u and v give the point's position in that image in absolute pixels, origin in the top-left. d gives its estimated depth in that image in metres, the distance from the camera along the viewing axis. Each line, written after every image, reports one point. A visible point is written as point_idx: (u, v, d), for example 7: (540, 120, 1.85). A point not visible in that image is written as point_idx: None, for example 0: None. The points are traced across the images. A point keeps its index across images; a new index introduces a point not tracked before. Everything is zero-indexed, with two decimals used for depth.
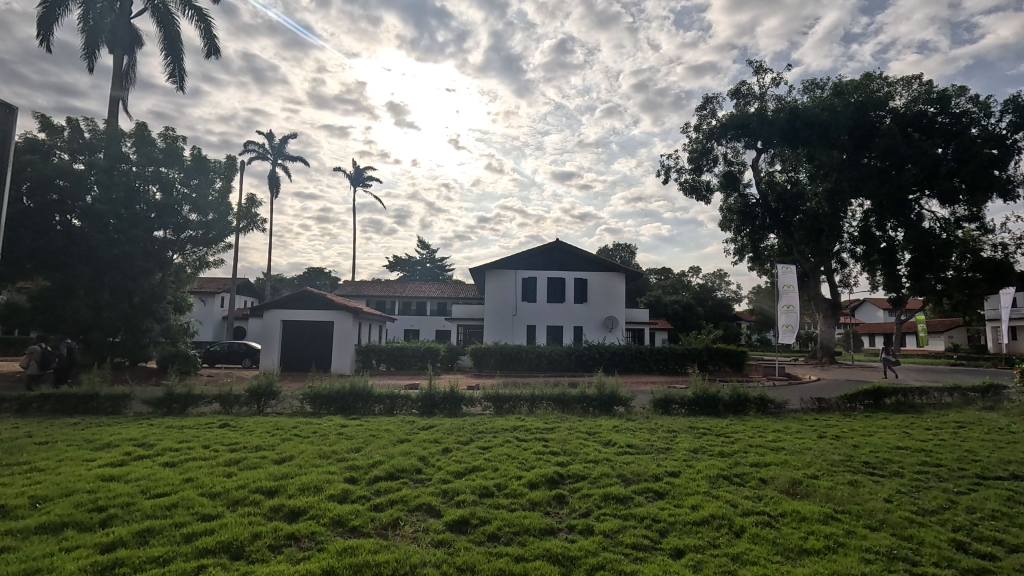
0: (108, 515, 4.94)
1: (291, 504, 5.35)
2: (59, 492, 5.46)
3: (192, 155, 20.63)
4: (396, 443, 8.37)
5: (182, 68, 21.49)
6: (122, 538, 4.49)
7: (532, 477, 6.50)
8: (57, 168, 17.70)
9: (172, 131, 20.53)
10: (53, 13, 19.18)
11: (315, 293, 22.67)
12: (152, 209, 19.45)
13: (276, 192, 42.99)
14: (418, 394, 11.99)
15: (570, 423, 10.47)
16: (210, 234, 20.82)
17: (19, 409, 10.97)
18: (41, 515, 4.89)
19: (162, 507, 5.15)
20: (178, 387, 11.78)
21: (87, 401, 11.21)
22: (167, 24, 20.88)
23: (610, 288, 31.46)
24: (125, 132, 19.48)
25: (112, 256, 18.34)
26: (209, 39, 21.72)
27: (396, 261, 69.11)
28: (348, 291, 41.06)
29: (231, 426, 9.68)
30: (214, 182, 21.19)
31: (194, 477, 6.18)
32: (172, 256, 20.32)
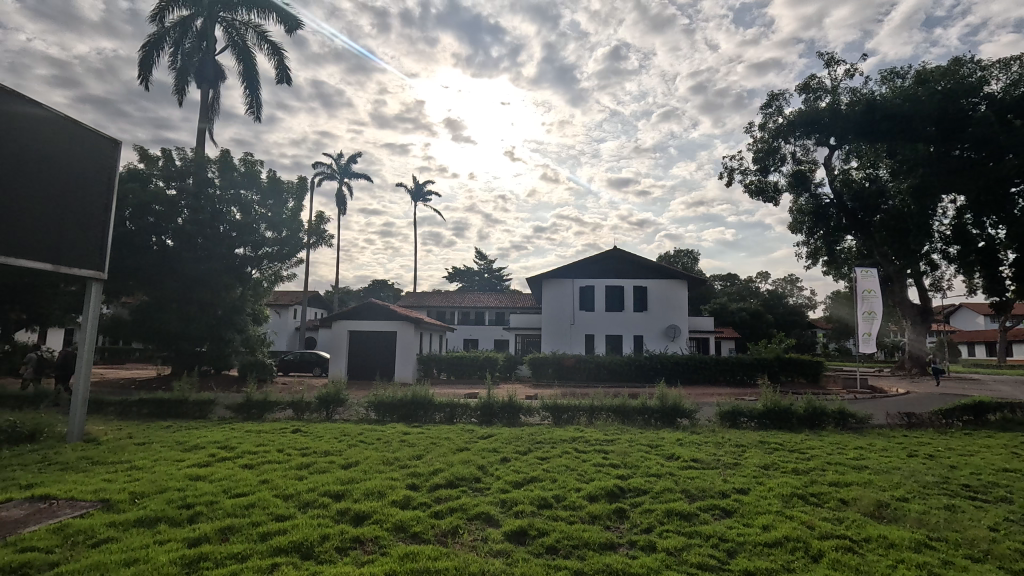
0: (195, 512, 5.35)
1: (356, 508, 5.57)
2: (154, 489, 5.99)
3: (269, 177, 22.16)
4: (456, 451, 8.54)
5: (258, 98, 23.27)
6: (207, 533, 4.85)
7: (591, 490, 6.37)
8: (153, 194, 19.58)
9: (251, 155, 22.21)
10: (151, 57, 21.43)
11: (379, 304, 23.64)
12: (232, 228, 21.01)
13: (344, 210, 45.38)
14: (477, 403, 12.15)
15: (631, 435, 10.20)
16: (283, 250, 22.22)
17: (121, 412, 12.16)
18: (140, 509, 5.38)
19: (241, 506, 5.53)
20: (256, 394, 12.64)
21: (177, 406, 12.22)
22: (245, 58, 22.69)
23: (671, 295, 30.53)
24: (210, 159, 21.30)
25: (199, 272, 19.95)
26: (280, 70, 23.39)
27: (455, 272, 70.49)
28: (409, 303, 42.42)
29: (302, 431, 10.25)
30: (287, 203, 22.65)
31: (269, 478, 6.59)
32: (251, 271, 21.83)
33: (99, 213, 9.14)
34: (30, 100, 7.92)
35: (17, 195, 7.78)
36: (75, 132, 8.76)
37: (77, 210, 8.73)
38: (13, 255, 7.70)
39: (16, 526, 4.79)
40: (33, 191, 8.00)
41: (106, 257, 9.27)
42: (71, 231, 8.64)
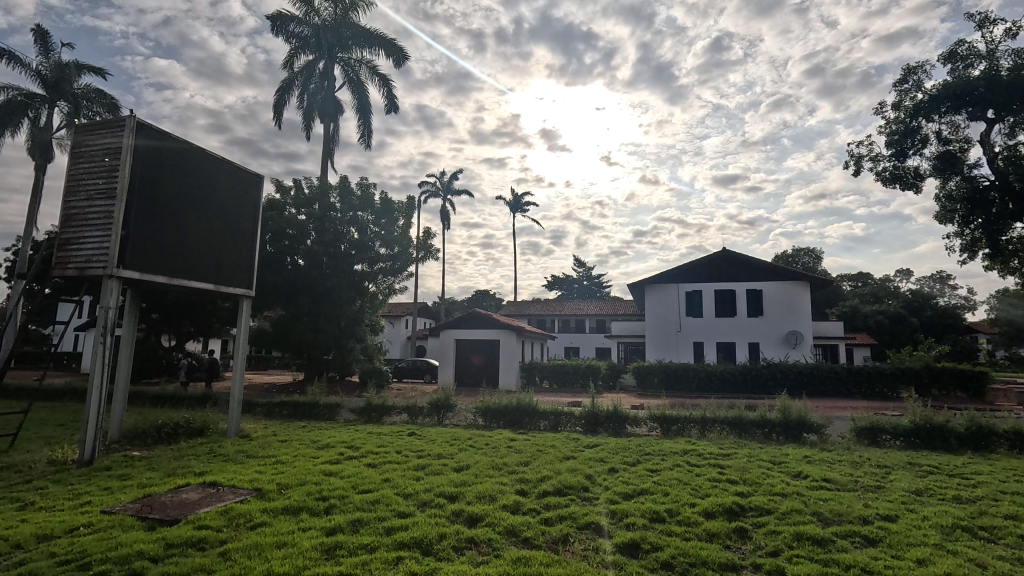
0: (330, 505, 5.93)
1: (470, 510, 5.81)
2: (295, 482, 6.73)
3: (381, 199, 24.04)
4: (562, 459, 8.55)
5: (370, 127, 25.44)
6: (341, 524, 5.35)
7: (707, 506, 6.03)
8: (287, 220, 22.14)
9: (366, 180, 24.27)
10: (283, 100, 24.37)
11: (483, 314, 24.48)
12: (352, 247, 23.02)
13: (447, 225, 47.74)
14: (581, 411, 12.07)
15: (750, 450, 9.49)
16: (395, 265, 23.95)
17: (267, 412, 13.85)
18: (286, 499, 6.08)
19: (369, 502, 6.03)
20: (375, 399, 13.69)
21: (310, 408, 13.63)
22: (359, 92, 24.96)
23: (791, 299, 27.96)
24: (332, 186, 23.63)
25: (326, 287, 22.13)
26: (388, 100, 25.39)
27: (555, 280, 70.76)
28: (511, 312, 43.34)
29: (416, 434, 10.92)
30: (397, 221, 24.40)
31: (391, 477, 7.11)
32: (368, 285, 23.78)
33: (248, 238, 10.57)
34: (193, 146, 9.41)
35: (187, 227, 9.26)
36: (229, 170, 10.23)
37: (231, 237, 10.17)
38: (183, 277, 9.17)
39: (194, 506, 5.65)
40: (198, 222, 9.47)
41: (253, 275, 10.70)
42: (228, 255, 10.08)
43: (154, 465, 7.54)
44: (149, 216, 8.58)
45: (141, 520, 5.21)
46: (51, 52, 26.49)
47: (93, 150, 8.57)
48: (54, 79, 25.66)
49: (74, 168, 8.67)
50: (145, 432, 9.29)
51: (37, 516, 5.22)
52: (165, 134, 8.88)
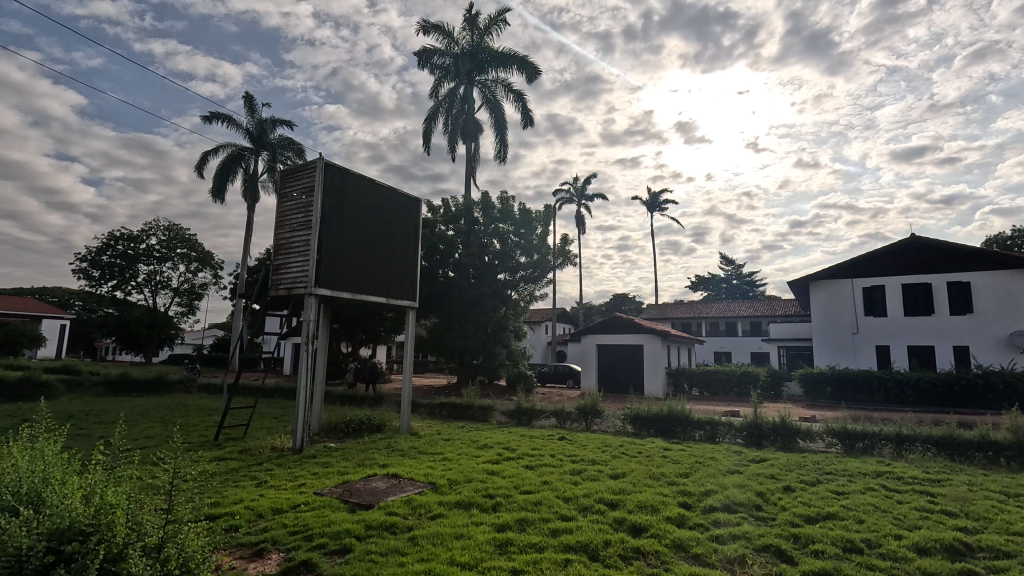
0: (496, 503, 6.27)
1: (633, 519, 5.72)
2: (463, 478, 7.26)
3: (520, 209, 24.97)
4: (726, 473, 7.97)
5: (507, 142, 26.65)
6: (509, 522, 5.64)
7: (919, 540, 5.13)
8: (438, 236, 24.12)
9: (505, 193, 25.45)
10: (430, 126, 26.71)
11: (625, 318, 23.95)
12: (494, 257, 24.23)
13: (583, 230, 47.79)
14: (742, 422, 11.13)
15: (968, 476, 7.86)
16: (536, 272, 24.66)
17: (430, 412, 15.18)
18: (457, 493, 6.58)
19: (532, 503, 6.26)
20: (525, 402, 14.17)
21: (467, 410, 14.60)
22: (496, 110, 26.34)
23: (1014, 292, 22.60)
24: (475, 202, 25.24)
25: (473, 296, 23.64)
26: (523, 114, 26.34)
27: (699, 280, 66.49)
28: (653, 315, 41.74)
29: (567, 439, 11.06)
30: (536, 229, 25.13)
31: (549, 480, 7.29)
32: (511, 293, 24.82)
33: (410, 255, 11.74)
34: (365, 177, 10.78)
35: (363, 249, 10.62)
36: (394, 195, 11.49)
37: (397, 255, 11.39)
38: (362, 292, 10.52)
39: (383, 493, 6.39)
40: (371, 244, 10.80)
41: (416, 287, 11.84)
42: (395, 271, 11.31)
43: (347, 456, 8.71)
44: (335, 242, 10.02)
45: (345, 502, 6.03)
46: (255, 112, 32.53)
47: (294, 190, 10.30)
48: (258, 134, 31.44)
49: (280, 207, 10.47)
50: (338, 426, 10.83)
51: (270, 492, 6.36)
52: (345, 170, 10.31)
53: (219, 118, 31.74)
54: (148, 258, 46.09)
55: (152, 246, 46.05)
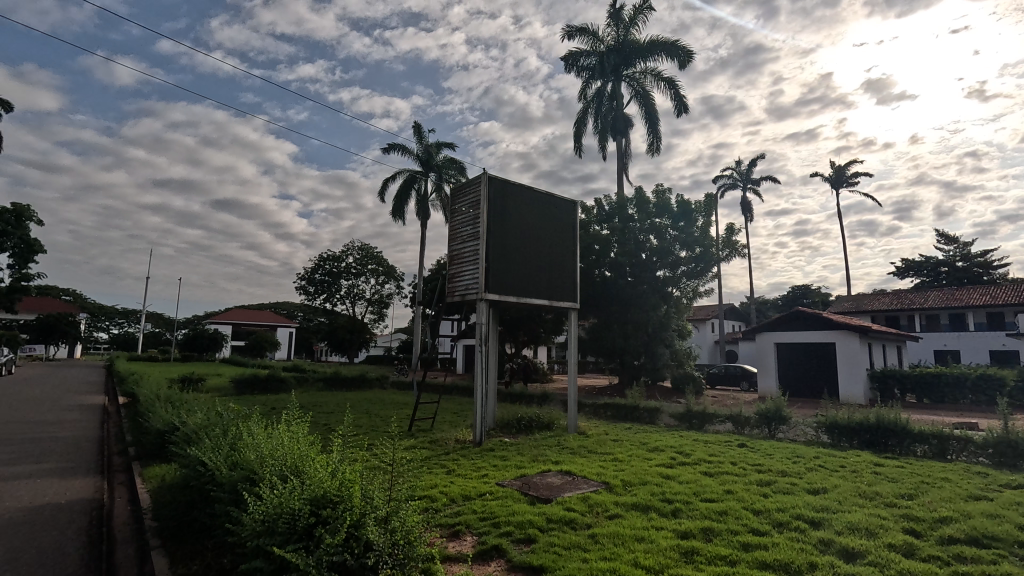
0: (676, 508, 5.98)
1: (842, 542, 5.00)
2: (637, 480, 7.08)
3: (678, 201, 23.68)
4: (968, 499, 6.48)
5: (660, 132, 25.53)
6: (692, 530, 5.34)
7: None
8: (593, 237, 24.09)
9: (661, 186, 24.39)
10: (581, 128, 26.87)
11: (809, 313, 21.10)
12: (653, 253, 23.35)
13: (751, 217, 43.45)
14: (986, 437, 8.97)
15: None
16: (699, 267, 23.10)
17: (594, 413, 15.21)
18: (633, 495, 6.44)
19: (716, 512, 5.86)
20: (695, 405, 13.34)
21: (632, 411, 14.24)
22: (646, 101, 25.47)
23: None
24: (629, 198, 24.70)
25: (632, 295, 23.11)
26: (676, 100, 24.99)
27: (906, 265, 55.53)
28: (845, 308, 36.05)
29: (748, 446, 10.11)
30: (697, 221, 23.59)
31: (733, 490, 6.74)
32: (672, 290, 23.65)
33: (569, 258, 11.93)
34: (526, 187, 11.30)
35: (525, 254, 11.11)
36: (552, 201, 11.82)
37: (556, 258, 11.68)
38: (526, 295, 11.01)
39: (560, 489, 6.56)
40: (532, 249, 11.25)
41: (577, 289, 11.96)
42: (556, 273, 11.61)
43: (522, 451, 9.16)
44: (500, 249, 10.66)
45: (525, 495, 6.34)
46: (423, 139, 36.36)
47: (462, 205, 11.23)
48: (426, 158, 35.09)
49: (452, 220, 11.49)
50: (510, 423, 11.48)
51: (458, 480, 6.98)
52: (506, 181, 10.93)
53: (395, 148, 36.19)
54: (348, 274, 54.53)
55: (350, 263, 54.37)
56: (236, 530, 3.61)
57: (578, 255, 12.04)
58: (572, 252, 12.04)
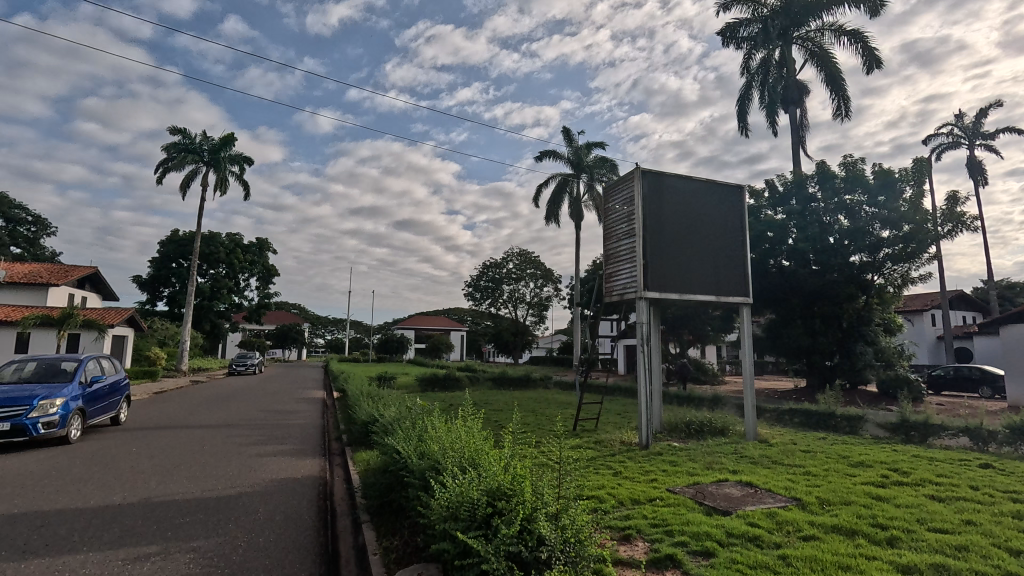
0: (892, 536, 4.99)
1: None
2: (837, 499, 6.11)
3: (875, 172, 19.98)
4: None
5: (846, 95, 21.96)
6: (917, 564, 4.39)
7: None
8: (766, 223, 21.64)
9: (851, 157, 20.90)
10: (744, 106, 24.48)
11: None
12: (844, 236, 20.07)
13: (985, 180, 34.72)
14: None
15: None
16: (909, 248, 19.10)
17: (778, 419, 13.61)
18: (832, 515, 5.55)
19: (951, 546, 4.75)
20: (913, 415, 11.07)
21: (827, 419, 12.37)
22: (825, 62, 22.18)
23: None
24: (808, 175, 21.74)
25: (819, 286, 20.09)
26: (865, 54, 21.24)
27: None
28: None
29: (996, 468, 8.03)
30: (903, 193, 19.61)
31: (976, 521, 5.40)
32: (871, 277, 20.01)
33: (737, 247, 10.90)
34: (683, 176, 10.67)
35: (686, 248, 10.47)
36: (714, 188, 10.96)
37: (723, 249, 10.76)
38: (690, 291, 10.37)
39: (740, 502, 5.99)
40: (694, 242, 10.55)
41: (748, 283, 10.84)
42: (722, 266, 10.70)
43: (693, 457, 8.63)
44: (659, 245, 10.22)
45: (700, 504, 5.93)
46: (574, 141, 36.74)
47: (616, 203, 11.04)
48: (577, 160, 35.40)
49: (607, 219, 11.37)
50: (679, 426, 10.91)
51: (626, 483, 6.84)
52: (661, 173, 10.45)
53: (547, 154, 37.24)
54: (509, 280, 57.61)
55: (511, 269, 57.37)
56: (426, 514, 4.03)
57: (748, 244, 10.93)
58: (741, 241, 10.99)
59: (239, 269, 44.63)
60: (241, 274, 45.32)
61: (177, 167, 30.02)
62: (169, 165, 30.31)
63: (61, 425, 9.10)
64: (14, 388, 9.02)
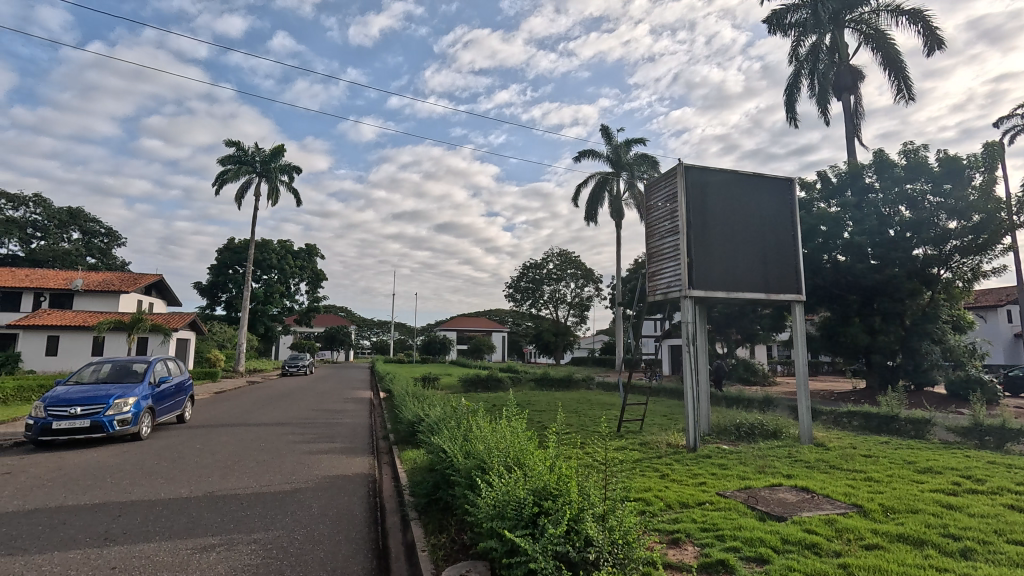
0: (966, 547, 4.66)
1: None
2: (904, 507, 5.75)
3: (940, 159, 18.75)
4: None
5: (907, 78, 20.71)
6: None
7: None
8: (819, 216, 20.68)
9: (912, 144, 19.74)
10: (793, 95, 23.49)
11: None
12: (906, 228, 18.92)
13: None
14: None
15: None
16: (980, 239, 17.74)
17: (835, 421, 12.97)
18: (897, 524, 5.23)
19: None
20: (988, 418, 10.31)
21: (889, 422, 11.67)
22: (882, 45, 21.04)
23: None
24: (865, 165, 20.67)
25: (878, 282, 18.94)
26: (926, 33, 19.98)
27: None
28: None
29: None
30: (973, 180, 18.32)
31: None
32: (937, 271, 18.75)
33: (788, 242, 10.49)
34: (730, 171, 10.35)
35: (732, 245, 10.16)
36: (763, 182, 10.58)
37: (772, 245, 10.37)
38: (737, 289, 10.06)
39: (795, 507, 5.76)
40: (740, 238, 10.23)
41: (801, 280, 10.39)
42: (772, 263, 10.31)
43: (744, 460, 8.36)
44: (704, 242, 9.96)
45: (752, 509, 5.74)
46: (613, 139, 36.29)
47: (658, 200, 10.85)
48: (616, 158, 34.96)
49: (649, 217, 11.17)
50: (728, 429, 10.60)
51: (673, 486, 6.70)
52: (705, 168, 10.18)
53: (586, 154, 36.96)
54: (549, 280, 57.51)
55: (551, 270, 57.25)
56: (474, 513, 4.08)
57: (800, 240, 10.47)
58: (793, 237, 10.55)
59: (290, 274, 46.56)
60: (291, 279, 47.24)
61: (232, 178, 31.65)
62: (225, 177, 31.98)
63: (134, 422, 9.77)
64: (93, 388, 9.75)
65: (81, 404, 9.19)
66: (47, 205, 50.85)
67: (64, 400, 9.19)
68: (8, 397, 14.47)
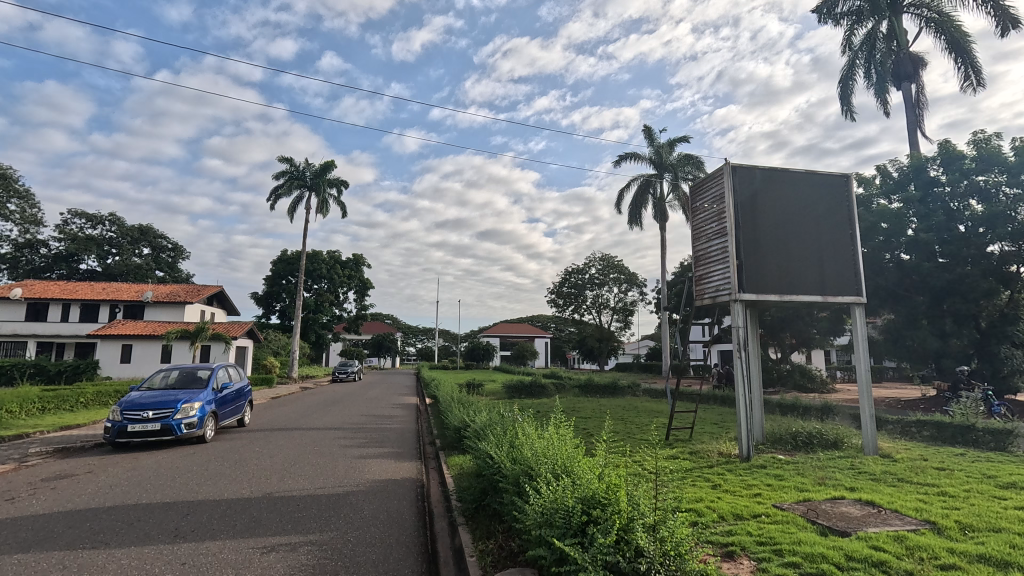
0: None
1: None
2: (986, 526, 5.30)
3: (1016, 147, 17.31)
4: None
5: (975, 64, 19.35)
6: None
7: None
8: (879, 213, 19.60)
9: (983, 132, 18.36)
10: (847, 88, 22.43)
11: None
12: (978, 223, 17.52)
13: None
14: None
15: None
16: None
17: (903, 431, 12.15)
18: (977, 544, 4.82)
19: None
20: None
21: (965, 433, 10.83)
22: (947, 30, 19.77)
23: None
24: (929, 157, 19.40)
25: (947, 282, 17.68)
26: (997, 14, 18.59)
27: None
28: None
29: None
30: None
31: None
32: (1016, 269, 17.27)
33: (846, 243, 9.96)
34: (782, 170, 9.97)
35: (786, 247, 9.76)
36: (818, 179, 10.13)
37: (830, 244, 9.91)
38: (792, 293, 9.64)
39: (860, 523, 5.43)
40: (795, 240, 9.81)
41: (861, 280, 9.85)
42: (830, 264, 9.84)
43: (802, 472, 7.96)
44: (754, 244, 9.62)
45: (813, 523, 5.47)
46: (655, 141, 35.71)
47: (704, 202, 10.58)
48: (658, 160, 34.34)
49: (695, 220, 10.92)
50: (785, 438, 10.12)
51: (726, 497, 6.47)
52: (754, 169, 9.85)
53: (627, 157, 36.55)
54: (592, 285, 56.95)
55: (593, 274, 56.74)
56: (523, 522, 4.10)
57: (857, 238, 9.94)
58: (852, 235, 10.03)
59: (339, 283, 48.24)
60: (340, 288, 48.85)
61: (286, 192, 33.21)
62: (278, 191, 33.59)
63: (199, 426, 10.37)
64: (164, 393, 10.43)
65: (153, 408, 9.82)
66: (120, 223, 54.94)
67: (138, 404, 9.85)
68: (89, 401, 15.71)
